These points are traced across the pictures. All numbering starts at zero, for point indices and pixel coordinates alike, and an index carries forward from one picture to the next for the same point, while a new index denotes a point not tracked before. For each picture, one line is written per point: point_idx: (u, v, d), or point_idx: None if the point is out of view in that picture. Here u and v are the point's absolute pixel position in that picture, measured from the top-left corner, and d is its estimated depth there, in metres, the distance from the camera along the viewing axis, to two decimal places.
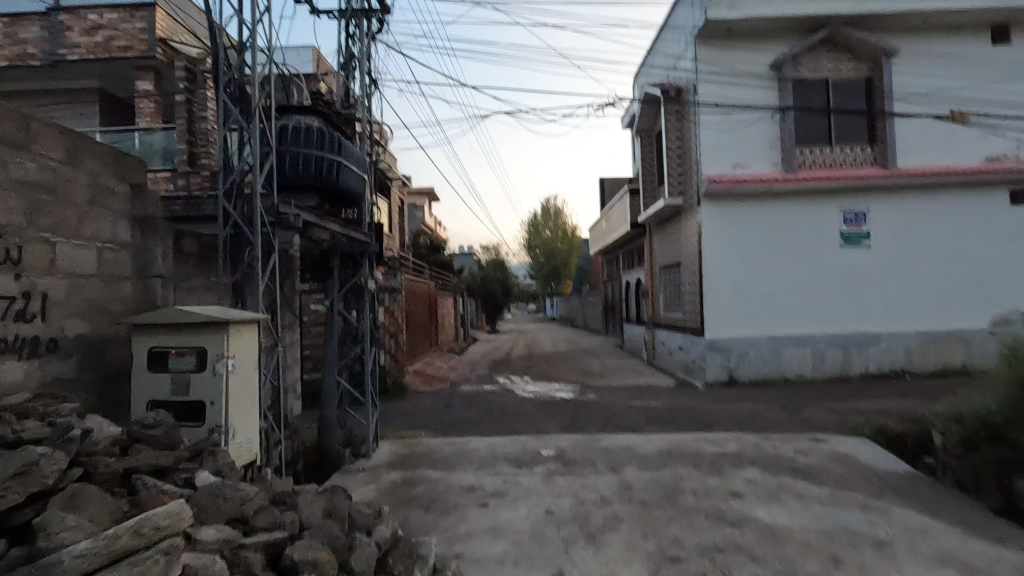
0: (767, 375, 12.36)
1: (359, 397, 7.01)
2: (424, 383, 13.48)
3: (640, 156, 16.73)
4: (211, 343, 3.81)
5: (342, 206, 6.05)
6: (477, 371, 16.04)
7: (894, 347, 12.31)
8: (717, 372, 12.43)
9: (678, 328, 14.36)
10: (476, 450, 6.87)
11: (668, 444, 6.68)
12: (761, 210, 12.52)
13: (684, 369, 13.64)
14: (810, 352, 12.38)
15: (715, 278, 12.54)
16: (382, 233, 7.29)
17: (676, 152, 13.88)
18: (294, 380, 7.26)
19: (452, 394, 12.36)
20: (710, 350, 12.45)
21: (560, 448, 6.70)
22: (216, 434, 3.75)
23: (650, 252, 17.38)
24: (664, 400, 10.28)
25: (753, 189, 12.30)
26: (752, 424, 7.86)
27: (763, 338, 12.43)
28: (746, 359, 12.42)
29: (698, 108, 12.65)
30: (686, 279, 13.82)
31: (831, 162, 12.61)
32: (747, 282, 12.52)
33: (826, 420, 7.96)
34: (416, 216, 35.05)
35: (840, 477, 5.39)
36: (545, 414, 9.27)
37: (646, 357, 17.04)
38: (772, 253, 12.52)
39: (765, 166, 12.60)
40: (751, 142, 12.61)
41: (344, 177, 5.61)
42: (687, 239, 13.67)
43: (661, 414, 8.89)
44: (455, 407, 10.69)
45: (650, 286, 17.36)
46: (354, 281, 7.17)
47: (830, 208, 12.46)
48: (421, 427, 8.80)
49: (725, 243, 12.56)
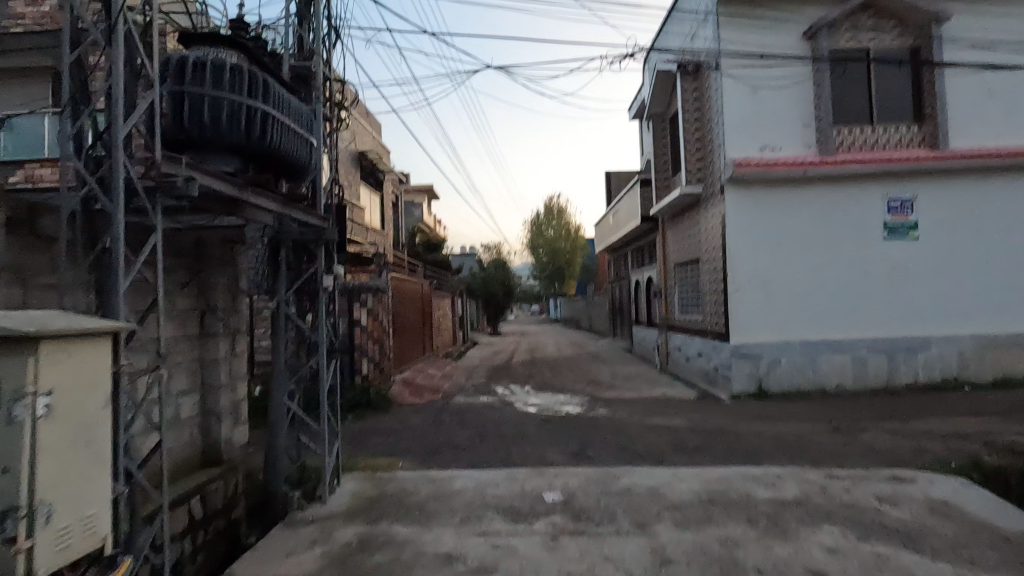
0: (801, 386, 10.88)
1: (309, 424, 5.51)
2: (414, 395, 12.04)
3: (652, 142, 15.32)
4: (9, 373, 2.34)
5: (280, 176, 4.61)
6: (474, 379, 14.57)
7: (946, 353, 10.79)
8: (745, 383, 10.95)
9: (697, 331, 12.91)
10: (461, 493, 5.41)
11: (708, 486, 5.18)
12: (794, 197, 11.03)
13: (705, 379, 12.17)
14: (851, 359, 10.87)
15: (742, 275, 11.05)
16: (344, 217, 5.85)
17: (694, 136, 12.53)
18: (234, 402, 5.83)
19: (443, 408, 10.93)
20: (736, 358, 10.96)
21: (568, 492, 5.21)
22: (9, 523, 2.29)
23: (662, 248, 15.98)
24: (688, 417, 8.78)
25: (785, 173, 10.81)
26: (805, 451, 6.39)
27: (796, 344, 10.93)
28: (777, 369, 10.92)
29: (721, 83, 11.23)
30: (706, 276, 12.39)
31: (872, 143, 11.14)
32: (777, 279, 11.03)
33: (894, 447, 6.44)
34: (414, 214, 33.60)
35: (956, 545, 3.91)
36: (548, 436, 7.79)
37: (659, 363, 15.60)
38: (805, 246, 11.03)
39: (796, 149, 11.17)
40: (781, 121, 11.16)
41: (277, 134, 4.15)
42: (708, 233, 12.22)
43: (688, 436, 7.43)
44: (445, 425, 9.26)
45: (662, 286, 15.96)
46: (308, 277, 5.70)
47: (872, 195, 10.96)
48: (401, 455, 7.35)
49: (751, 237, 11.07)
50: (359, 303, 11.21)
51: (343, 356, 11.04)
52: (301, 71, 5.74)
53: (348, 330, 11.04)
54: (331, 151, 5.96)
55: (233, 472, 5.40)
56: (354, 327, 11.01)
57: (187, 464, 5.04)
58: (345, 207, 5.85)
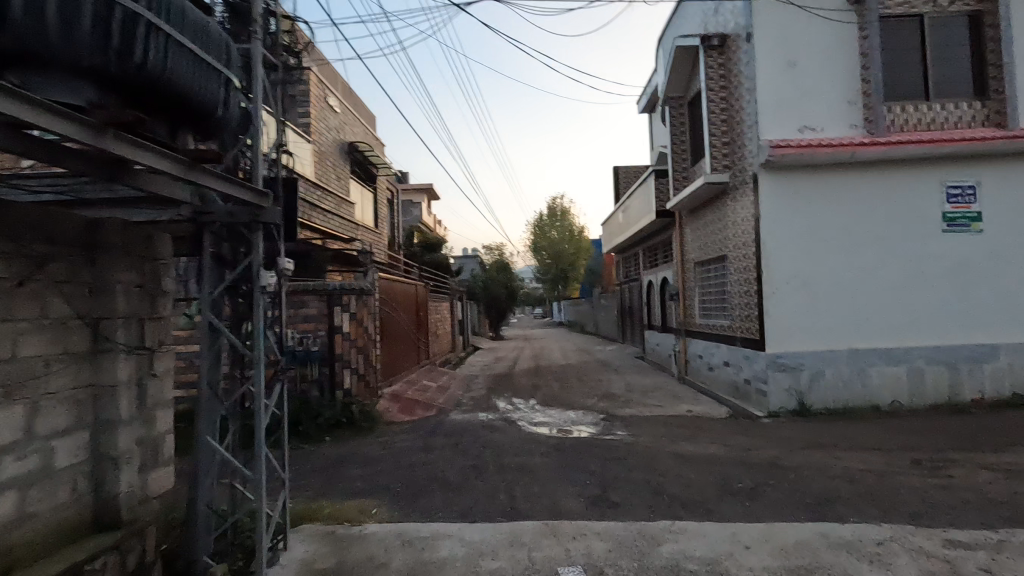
0: (849, 402, 9.43)
1: (241, 471, 4.07)
2: (403, 413, 10.62)
3: (668, 130, 13.97)
4: None
5: (178, 123, 3.23)
6: (473, 392, 13.14)
7: (1016, 363, 9.33)
8: (784, 399, 9.49)
9: (724, 338, 11.49)
10: (445, 567, 3.97)
11: (787, 560, 3.75)
12: (838, 185, 9.59)
13: (734, 393, 10.75)
14: (906, 371, 9.42)
15: (780, 274, 9.61)
16: (293, 194, 4.50)
17: (720, 118, 11.13)
18: (148, 438, 4.43)
19: (436, 428, 9.51)
20: (774, 370, 9.52)
21: (593, 568, 3.80)
22: None
23: (678, 246, 14.62)
24: (726, 444, 7.32)
25: (829, 157, 9.39)
26: (894, 498, 4.93)
27: (842, 354, 9.49)
28: (821, 382, 9.47)
29: (753, 57, 9.87)
30: (733, 277, 10.99)
31: (928, 123, 9.69)
32: (819, 279, 9.59)
33: (1011, 493, 4.97)
34: (412, 213, 32.23)
35: None
36: (558, 470, 6.35)
37: (677, 373, 14.25)
38: (851, 241, 9.58)
39: (840, 130, 9.76)
40: (822, 97, 9.76)
41: (157, 47, 2.78)
42: (735, 227, 10.82)
43: (735, 471, 5.98)
44: (436, 450, 7.85)
45: (679, 287, 14.57)
46: (244, 273, 4.27)
47: (929, 182, 9.51)
48: (377, 496, 5.92)
49: (790, 231, 9.63)
50: (341, 307, 9.92)
51: (322, 369, 9.78)
52: (237, 2, 4.33)
53: (328, 339, 9.79)
54: (277, 108, 4.57)
55: (136, 538, 3.99)
56: (334, 336, 9.75)
57: (64, 532, 3.65)
58: (293, 182, 4.50)
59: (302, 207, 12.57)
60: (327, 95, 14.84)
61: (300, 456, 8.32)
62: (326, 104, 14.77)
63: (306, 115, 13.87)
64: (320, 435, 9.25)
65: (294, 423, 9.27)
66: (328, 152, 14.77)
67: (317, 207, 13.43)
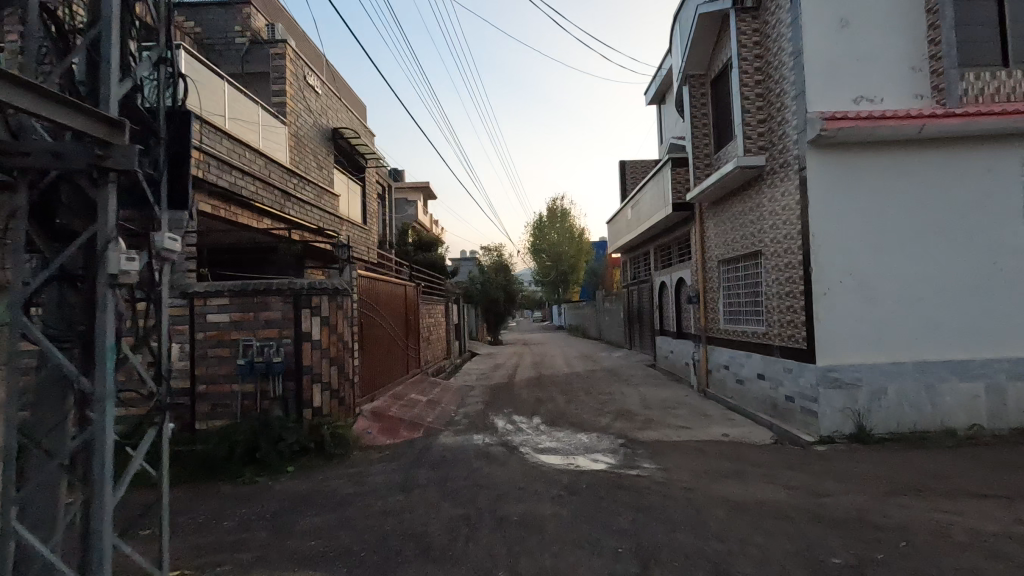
0: (917, 425, 7.87)
1: (61, 570, 2.79)
2: (385, 435, 9.06)
3: (687, 113, 12.44)
4: None
5: None
6: (468, 407, 11.57)
7: None
8: (840, 421, 7.89)
9: (757, 346, 9.96)
10: None
11: None
12: (900, 167, 8.05)
13: (772, 412, 9.20)
14: (984, 388, 7.86)
15: (831, 273, 8.06)
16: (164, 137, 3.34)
17: (754, 92, 9.57)
18: None
19: (422, 455, 7.96)
20: (826, 387, 7.94)
21: None
22: None
23: (697, 242, 13.10)
24: (786, 486, 5.73)
25: (892, 133, 7.83)
26: None
27: (907, 368, 7.94)
28: (883, 402, 7.91)
29: (800, 14, 8.34)
30: (768, 276, 9.48)
31: (1008, 94, 8.14)
32: (878, 279, 8.04)
33: None
34: (406, 211, 30.64)
35: None
36: (577, 528, 4.76)
37: (697, 385, 12.72)
38: (917, 233, 8.02)
39: (903, 101, 8.27)
40: (880, 63, 8.28)
41: None
42: (771, 218, 9.30)
43: (819, 534, 4.44)
44: (419, 490, 6.27)
45: (698, 289, 13.05)
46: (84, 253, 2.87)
47: (1010, 162, 7.96)
48: (332, 568, 4.35)
49: (843, 222, 8.08)
50: (310, 310, 8.46)
51: (287, 384, 8.29)
52: None
53: (294, 348, 8.37)
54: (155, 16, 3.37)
55: None
56: (302, 344, 8.32)
57: None
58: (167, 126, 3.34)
59: (273, 197, 11.01)
60: (308, 74, 13.25)
61: (252, 495, 6.74)
62: (307, 84, 13.19)
63: (281, 93, 12.28)
64: (282, 465, 7.66)
65: (250, 450, 7.69)
66: (307, 137, 13.21)
67: (292, 197, 11.87)
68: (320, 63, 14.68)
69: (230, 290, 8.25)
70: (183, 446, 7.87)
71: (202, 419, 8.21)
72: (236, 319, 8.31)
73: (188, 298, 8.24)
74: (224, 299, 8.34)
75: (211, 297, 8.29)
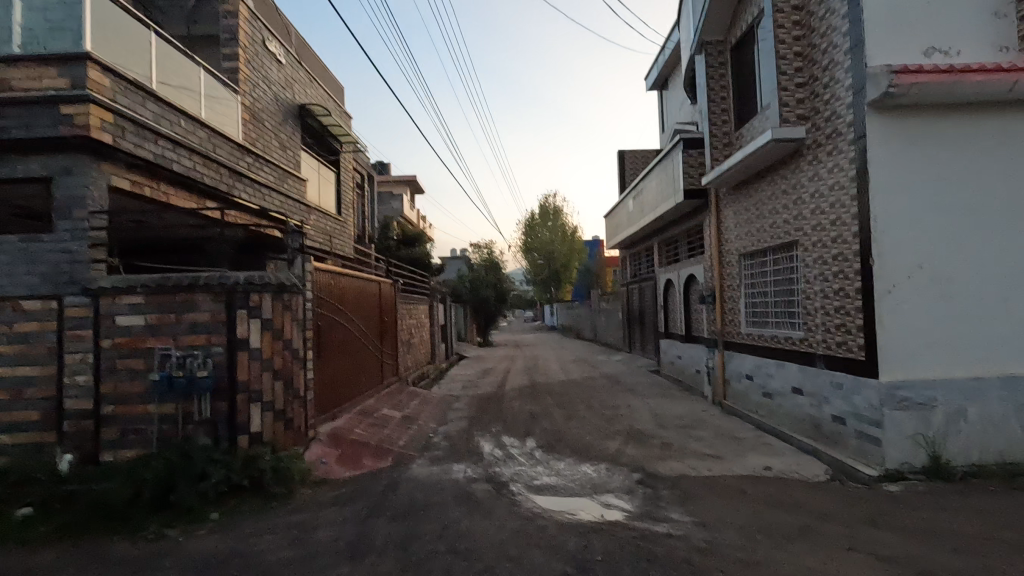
0: (1004, 454, 6.31)
1: None
2: (343, 466, 7.35)
3: (705, 84, 10.81)
4: None
5: None
6: (449, 425, 9.89)
7: None
8: (911, 450, 6.29)
9: (793, 356, 8.36)
10: None
11: None
12: (980, 135, 6.49)
13: (815, 435, 7.62)
14: None
15: (896, 265, 6.47)
16: None
17: (792, 50, 7.97)
18: None
19: (385, 495, 6.27)
20: (893, 408, 6.33)
21: None
22: None
23: (712, 234, 11.54)
24: (881, 559, 4.10)
25: (976, 91, 6.25)
26: None
27: (991, 383, 6.37)
28: (962, 427, 6.33)
29: None
30: (809, 271, 7.89)
31: None
32: (953, 273, 6.47)
33: None
34: (391, 205, 28.74)
35: None
36: None
37: (714, 397, 11.12)
38: (1001, 216, 6.45)
39: (981, 55, 6.72)
40: (954, 9, 6.74)
41: None
42: (814, 200, 7.69)
43: None
44: (372, 558, 4.58)
45: (713, 287, 11.48)
46: None
47: None
48: None
49: (911, 202, 6.50)
50: (248, 311, 6.73)
51: (216, 404, 6.59)
52: None
53: (227, 360, 6.65)
54: None
55: None
56: (236, 354, 6.64)
57: None
58: None
59: (217, 176, 9.25)
60: (267, 38, 11.52)
61: (149, 559, 5.00)
62: (266, 50, 11.45)
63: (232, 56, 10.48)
64: (203, 511, 5.92)
65: (162, 491, 5.95)
66: (265, 111, 11.42)
67: (244, 177, 10.11)
68: (284, 29, 12.90)
69: (145, 286, 6.54)
70: (79, 485, 6.12)
71: (109, 450, 6.47)
72: (153, 323, 6.60)
73: (92, 295, 6.54)
74: (138, 297, 6.60)
75: (120, 296, 6.57)
